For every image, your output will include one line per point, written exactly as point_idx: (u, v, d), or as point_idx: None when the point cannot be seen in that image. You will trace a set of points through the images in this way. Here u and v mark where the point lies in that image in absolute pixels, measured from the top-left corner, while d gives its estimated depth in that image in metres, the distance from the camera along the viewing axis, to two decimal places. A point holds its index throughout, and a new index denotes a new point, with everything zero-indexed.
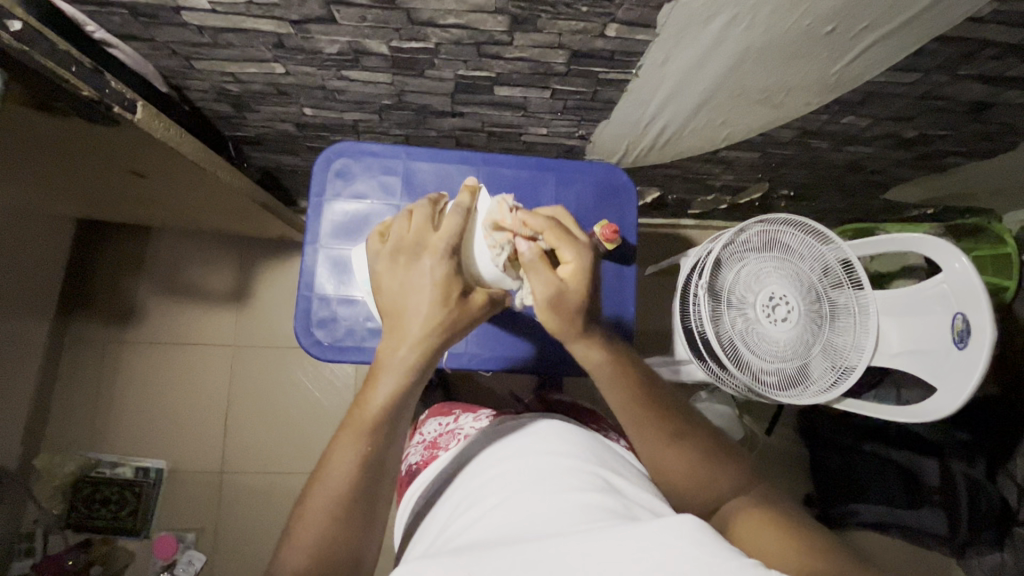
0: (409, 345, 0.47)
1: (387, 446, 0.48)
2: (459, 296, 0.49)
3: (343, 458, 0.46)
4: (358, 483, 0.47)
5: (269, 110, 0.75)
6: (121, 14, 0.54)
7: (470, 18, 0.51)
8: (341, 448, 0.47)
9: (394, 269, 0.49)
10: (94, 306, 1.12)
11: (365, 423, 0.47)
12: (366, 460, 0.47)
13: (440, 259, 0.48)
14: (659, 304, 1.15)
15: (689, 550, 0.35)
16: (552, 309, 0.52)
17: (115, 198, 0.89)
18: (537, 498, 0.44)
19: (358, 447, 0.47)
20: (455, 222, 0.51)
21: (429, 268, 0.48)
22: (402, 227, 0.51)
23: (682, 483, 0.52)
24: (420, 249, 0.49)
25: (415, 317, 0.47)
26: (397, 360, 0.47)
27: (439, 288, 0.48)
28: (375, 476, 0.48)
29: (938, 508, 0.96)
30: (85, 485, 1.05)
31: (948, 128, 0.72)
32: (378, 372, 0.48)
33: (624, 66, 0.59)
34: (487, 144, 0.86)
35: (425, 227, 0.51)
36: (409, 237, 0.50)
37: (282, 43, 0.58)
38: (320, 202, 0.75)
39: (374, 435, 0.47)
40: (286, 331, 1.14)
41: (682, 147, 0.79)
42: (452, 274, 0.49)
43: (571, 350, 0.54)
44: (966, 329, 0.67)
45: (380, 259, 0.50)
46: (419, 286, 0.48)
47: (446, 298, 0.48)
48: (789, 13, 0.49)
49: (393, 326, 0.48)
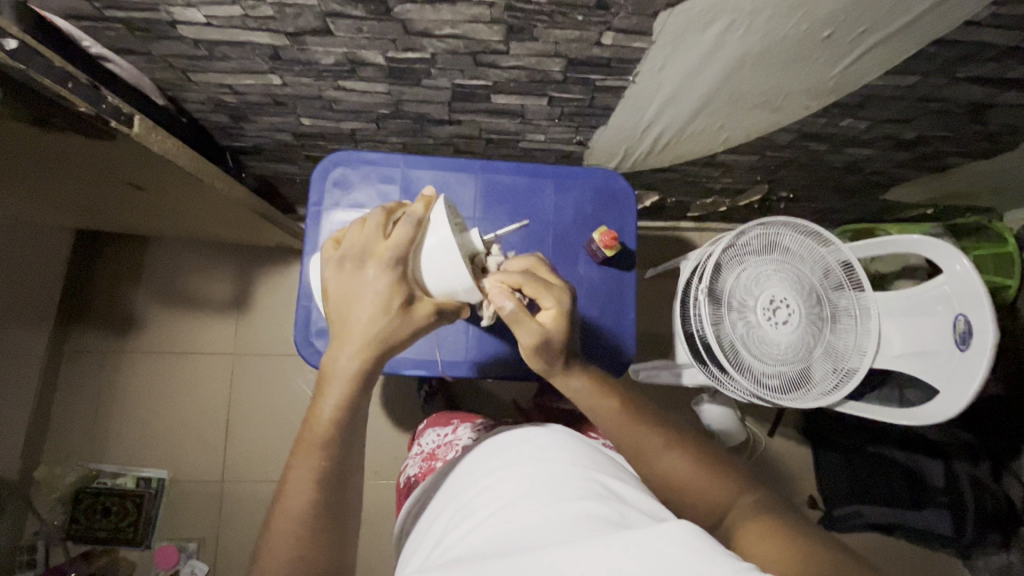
0: (349, 354, 0.47)
1: (344, 457, 0.47)
2: (401, 305, 0.48)
3: (301, 476, 0.46)
4: (320, 500, 0.45)
5: (267, 120, 0.75)
6: (117, 28, 0.55)
7: (466, 28, 0.51)
8: (296, 467, 0.46)
9: (339, 276, 0.48)
10: (92, 316, 1.12)
11: (314, 437, 0.46)
12: (322, 474, 0.46)
13: (384, 268, 0.47)
14: (660, 307, 1.15)
15: (680, 554, 0.35)
16: (537, 356, 0.54)
17: (112, 209, 0.89)
18: (520, 508, 0.44)
19: (313, 463, 0.46)
20: (405, 233, 0.48)
21: (372, 277, 0.47)
22: (354, 234, 0.49)
23: (675, 484, 0.50)
24: (365, 257, 0.48)
25: (355, 326, 0.47)
26: (340, 371, 0.47)
27: (381, 297, 0.47)
28: (337, 489, 0.47)
29: (943, 509, 0.95)
30: (86, 496, 1.05)
31: (947, 129, 0.72)
32: (325, 384, 0.48)
33: (621, 73, 0.59)
34: (486, 151, 0.86)
35: (375, 235, 0.49)
36: (357, 244, 0.48)
37: (278, 54, 0.58)
38: (318, 211, 0.75)
39: (328, 449, 0.46)
40: (286, 339, 1.14)
41: (682, 151, 0.79)
42: (395, 284, 0.47)
43: (552, 382, 0.56)
44: (968, 330, 0.67)
45: (329, 265, 0.49)
46: (361, 295, 0.47)
47: (387, 308, 0.47)
48: (786, 19, 0.49)
49: (337, 334, 0.48)
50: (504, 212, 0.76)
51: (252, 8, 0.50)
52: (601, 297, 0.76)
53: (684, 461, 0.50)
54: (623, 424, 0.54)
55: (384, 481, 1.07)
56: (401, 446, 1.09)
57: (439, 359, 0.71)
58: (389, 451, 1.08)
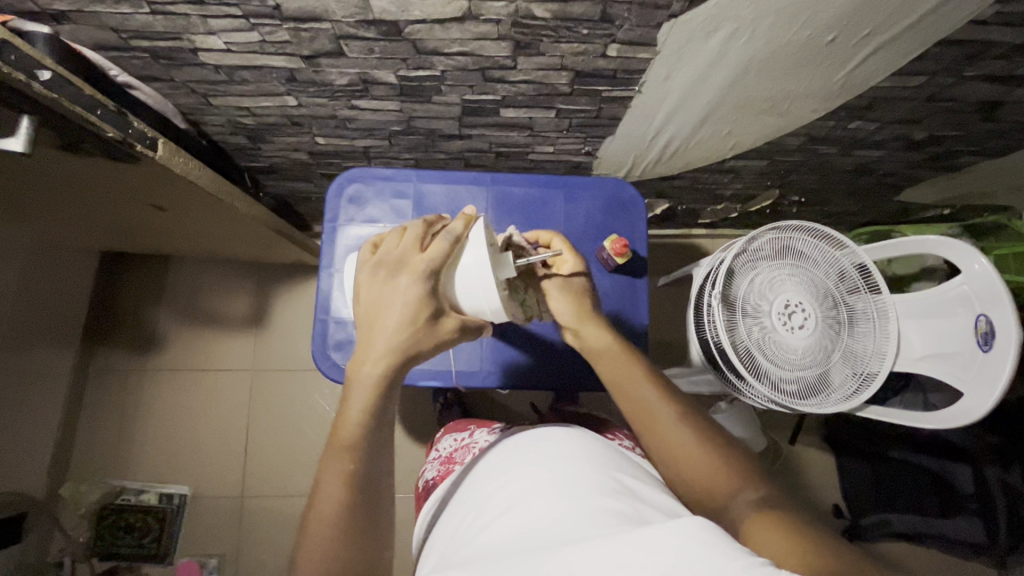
0: (374, 360, 0.48)
1: (371, 460, 0.48)
2: (429, 317, 0.49)
3: (331, 481, 0.46)
4: (353, 503, 0.46)
5: (283, 140, 0.78)
6: (142, 57, 0.57)
7: (474, 45, 0.53)
8: (328, 470, 0.46)
9: (371, 282, 0.50)
10: (116, 334, 1.14)
11: (343, 440, 0.47)
12: (353, 478, 0.46)
13: (417, 279, 0.48)
14: (673, 315, 1.15)
15: (693, 548, 0.34)
16: (563, 300, 0.63)
17: (135, 230, 0.92)
18: (534, 505, 0.45)
19: (343, 466, 0.46)
20: (442, 248, 0.49)
21: (404, 287, 0.49)
22: (392, 243, 0.51)
23: (677, 459, 0.51)
24: (401, 267, 0.49)
25: (381, 333, 0.48)
26: (366, 375, 0.48)
27: (410, 307, 0.48)
28: (367, 493, 0.47)
29: (974, 516, 0.92)
30: (110, 513, 1.06)
31: (959, 128, 0.71)
32: (350, 388, 0.49)
33: (627, 84, 0.60)
34: (495, 164, 0.87)
35: (412, 247, 0.50)
36: (394, 253, 0.50)
37: (294, 77, 0.60)
38: (334, 227, 0.76)
39: (357, 452, 0.47)
40: (303, 353, 1.15)
41: (690, 159, 0.79)
42: (426, 296, 0.49)
43: (580, 334, 0.61)
44: (990, 331, 0.66)
45: (364, 270, 0.51)
46: (392, 303, 0.48)
47: (414, 319, 0.48)
48: (789, 25, 0.50)
49: (364, 339, 0.49)
50: (515, 223, 0.77)
51: (269, 33, 0.52)
52: (614, 307, 0.76)
53: (686, 436, 0.51)
54: (637, 406, 0.54)
55: (402, 494, 1.07)
56: (417, 459, 1.09)
57: (452, 368, 0.72)
58: (407, 463, 1.09)
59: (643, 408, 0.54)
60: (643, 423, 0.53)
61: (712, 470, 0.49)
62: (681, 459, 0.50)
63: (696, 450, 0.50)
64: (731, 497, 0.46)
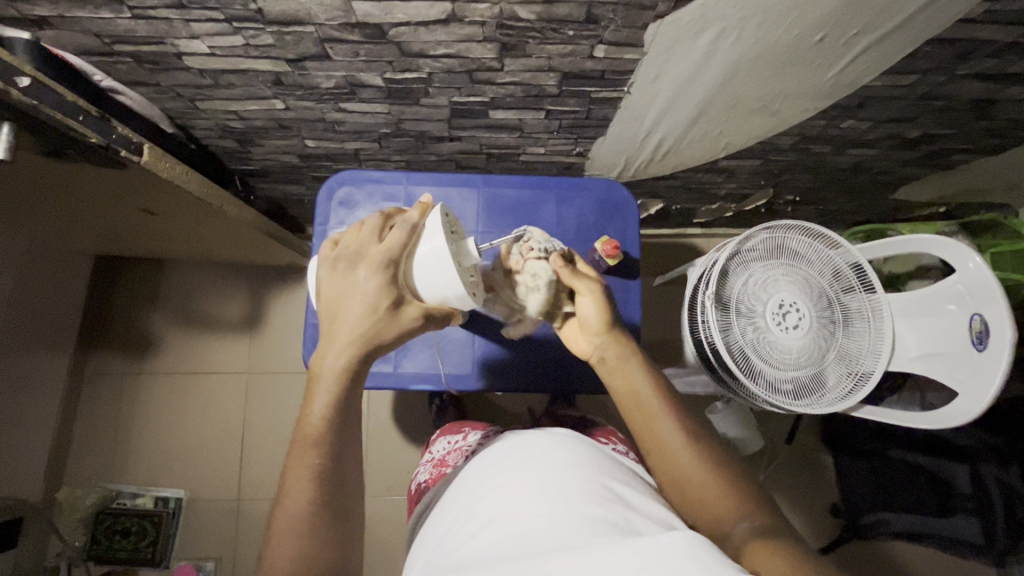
0: (336, 353, 0.47)
1: (339, 456, 0.47)
2: (389, 305, 0.48)
3: (297, 477, 0.45)
4: (321, 498, 0.45)
5: (273, 143, 0.77)
6: (127, 62, 0.57)
7: (459, 47, 0.52)
8: (294, 467, 0.46)
9: (332, 276, 0.49)
10: (110, 338, 1.14)
11: (309, 436, 0.47)
12: (320, 473, 0.46)
13: (375, 269, 0.48)
14: (669, 315, 1.14)
15: (682, 565, 0.34)
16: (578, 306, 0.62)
17: (127, 234, 0.91)
18: (523, 512, 0.44)
19: (310, 462, 0.46)
20: (400, 237, 0.50)
21: (363, 278, 0.48)
22: (350, 236, 0.51)
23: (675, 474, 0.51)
24: (359, 259, 0.49)
25: (343, 325, 0.47)
26: (328, 369, 0.47)
27: (369, 297, 0.48)
28: (336, 490, 0.46)
29: (972, 515, 0.92)
30: (106, 517, 1.06)
31: (952, 126, 0.71)
32: (314, 384, 0.48)
33: (616, 85, 0.59)
34: (487, 165, 0.87)
35: (370, 239, 0.50)
36: (352, 246, 0.50)
37: (280, 80, 0.59)
38: (325, 230, 0.76)
39: (323, 447, 0.46)
40: (298, 356, 1.15)
41: (683, 159, 0.79)
42: (385, 285, 0.48)
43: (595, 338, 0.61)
44: (984, 330, 0.65)
45: (324, 264, 0.50)
46: (351, 294, 0.48)
47: (375, 308, 0.48)
48: (776, 25, 0.49)
49: (327, 333, 0.49)
50: (506, 225, 0.77)
51: (253, 37, 0.51)
52: None
53: (689, 454, 0.51)
54: (646, 414, 0.55)
55: (397, 496, 1.07)
56: (413, 461, 1.08)
57: (443, 371, 0.71)
58: (402, 465, 1.09)
59: (650, 416, 0.54)
60: (649, 431, 0.54)
61: (710, 489, 0.49)
62: (680, 471, 0.51)
63: (697, 467, 0.50)
64: (731, 522, 0.46)
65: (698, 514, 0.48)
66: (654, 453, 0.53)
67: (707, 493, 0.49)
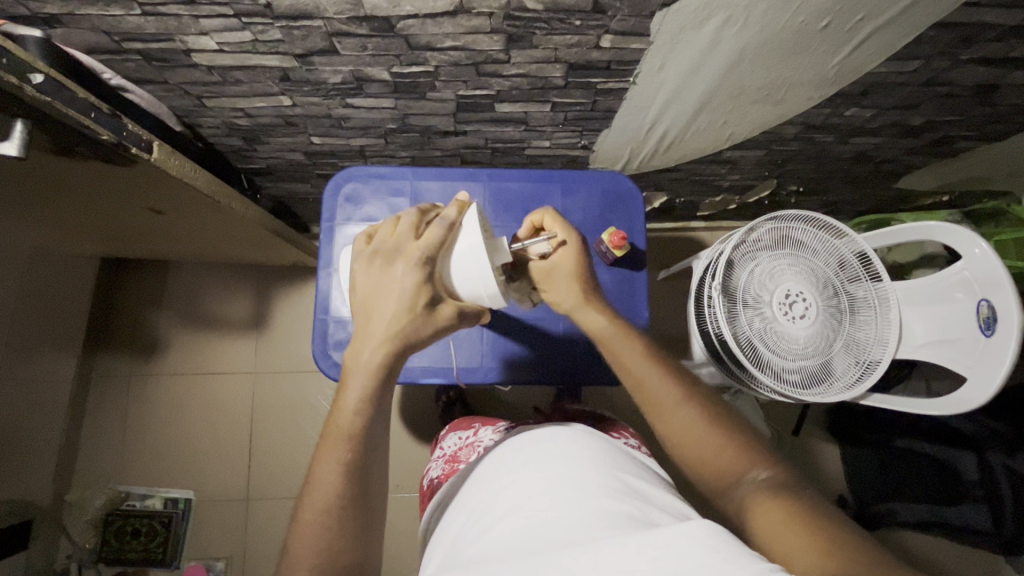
0: (372, 348, 0.48)
1: (368, 451, 0.47)
2: (426, 303, 0.49)
3: (327, 469, 0.46)
4: (348, 493, 0.46)
5: (279, 141, 0.78)
6: (136, 60, 0.58)
7: (466, 39, 0.53)
8: (323, 459, 0.47)
9: (368, 270, 0.50)
10: (117, 340, 1.15)
11: (340, 431, 0.47)
12: (349, 470, 0.46)
13: (412, 266, 0.48)
14: (674, 308, 1.15)
15: (694, 553, 0.34)
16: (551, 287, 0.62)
17: (134, 235, 0.92)
18: (552, 502, 0.44)
19: (339, 456, 0.46)
20: (437, 234, 0.49)
21: (401, 274, 0.48)
22: (387, 231, 0.51)
23: (676, 440, 0.52)
24: (396, 255, 0.49)
25: (380, 321, 0.48)
26: (363, 364, 0.48)
27: (407, 295, 0.48)
28: (363, 485, 0.47)
29: (980, 502, 0.91)
30: (115, 519, 1.06)
31: (955, 113, 0.71)
32: (348, 377, 0.48)
33: (621, 75, 0.60)
34: (493, 160, 0.87)
35: (407, 235, 0.50)
36: (390, 241, 0.50)
37: (287, 76, 0.60)
38: (332, 226, 0.76)
39: (353, 444, 0.47)
40: (305, 355, 1.16)
41: (687, 150, 0.79)
42: (422, 282, 0.49)
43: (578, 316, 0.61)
44: (992, 316, 0.65)
45: (360, 259, 0.51)
46: (389, 291, 0.48)
47: (412, 306, 0.48)
48: (782, 12, 0.49)
49: (361, 328, 0.49)
50: (512, 218, 0.77)
51: (261, 32, 0.52)
52: (614, 300, 0.76)
53: (695, 421, 0.52)
54: (648, 393, 0.54)
55: (407, 494, 1.07)
56: (420, 459, 1.09)
57: (453, 365, 0.72)
58: (411, 462, 1.09)
59: (647, 388, 0.55)
60: (649, 403, 0.54)
61: (720, 453, 0.50)
62: (687, 443, 0.51)
63: (706, 434, 0.51)
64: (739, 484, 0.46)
65: (704, 475, 0.50)
66: (662, 428, 0.53)
67: (720, 456, 0.49)
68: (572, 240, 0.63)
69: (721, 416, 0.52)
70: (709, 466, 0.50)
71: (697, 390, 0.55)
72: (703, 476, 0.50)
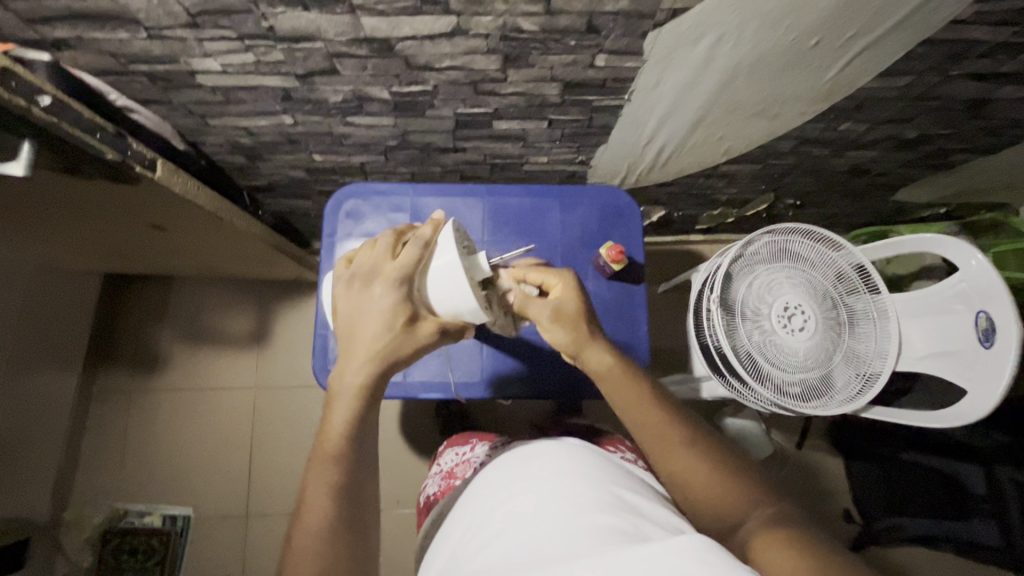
0: (354, 369, 0.48)
1: (358, 470, 0.48)
2: (405, 322, 0.50)
3: (317, 492, 0.46)
4: (339, 517, 0.45)
5: (281, 158, 0.79)
6: (141, 81, 0.59)
7: (464, 59, 0.54)
8: (313, 484, 0.46)
9: (348, 293, 0.51)
10: (118, 355, 1.15)
11: (328, 450, 0.47)
12: (339, 489, 0.46)
13: (390, 287, 0.49)
14: (673, 321, 1.15)
15: (685, 565, 0.34)
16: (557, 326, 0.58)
17: (137, 251, 0.93)
18: (540, 518, 0.44)
19: (328, 478, 0.46)
20: (413, 254, 0.50)
21: (379, 296, 0.49)
22: (364, 253, 0.52)
23: (682, 480, 0.50)
24: (373, 276, 0.50)
25: (360, 342, 0.49)
26: (346, 386, 0.49)
27: (386, 315, 0.49)
28: (355, 507, 0.47)
29: (988, 518, 0.90)
30: (113, 537, 1.06)
31: (948, 127, 0.72)
32: (333, 401, 0.49)
33: (617, 92, 0.61)
34: (491, 175, 0.88)
35: (383, 256, 0.51)
36: (367, 263, 0.51)
37: (289, 95, 0.61)
38: (332, 242, 0.77)
39: (340, 462, 0.47)
40: (306, 370, 1.16)
41: (683, 164, 0.80)
42: (400, 302, 0.49)
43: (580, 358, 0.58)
44: (991, 327, 0.65)
45: (340, 282, 0.52)
46: (368, 312, 0.49)
47: (391, 325, 0.49)
48: (772, 31, 0.50)
49: (344, 350, 0.50)
50: (510, 233, 0.78)
51: (264, 54, 0.53)
52: (613, 312, 0.76)
53: (698, 461, 0.50)
54: (650, 429, 0.53)
55: (406, 510, 1.07)
56: (420, 474, 1.08)
57: (452, 380, 0.72)
58: (410, 477, 1.08)
59: (649, 425, 0.53)
60: (651, 440, 0.52)
61: (723, 491, 0.48)
62: (689, 480, 0.49)
63: (709, 474, 0.49)
64: None
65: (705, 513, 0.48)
66: (660, 465, 0.51)
67: (722, 495, 0.48)
68: (563, 282, 0.60)
69: (723, 455, 0.51)
70: (715, 503, 0.48)
71: (696, 427, 0.53)
72: (707, 515, 0.48)
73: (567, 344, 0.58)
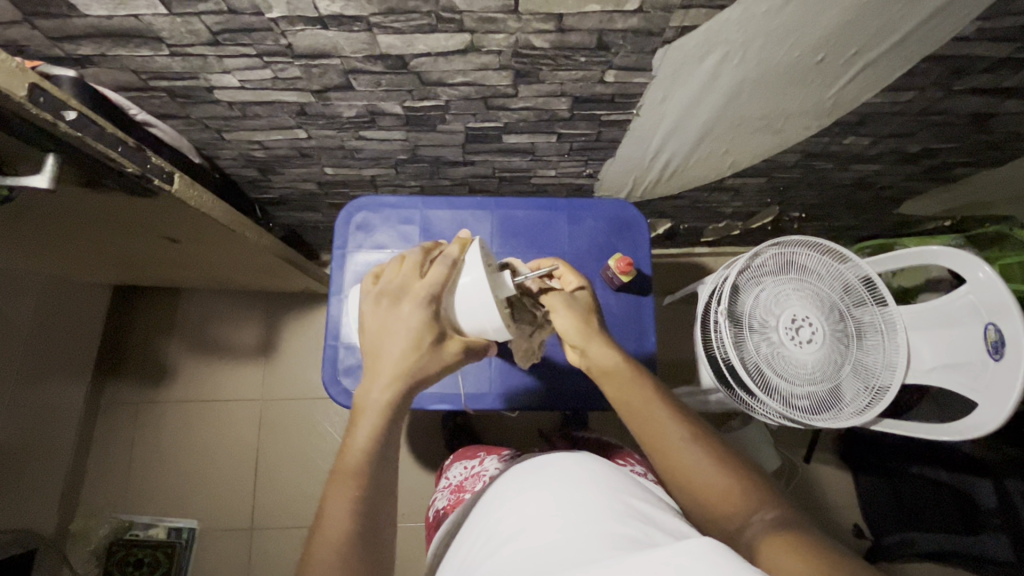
0: (381, 388, 0.48)
1: (379, 488, 0.47)
2: (433, 341, 0.50)
3: (337, 509, 0.45)
4: (356, 532, 0.45)
5: (293, 172, 0.80)
6: (161, 97, 0.60)
7: (476, 75, 0.55)
8: (332, 500, 0.46)
9: (375, 310, 0.51)
10: (127, 367, 1.15)
11: (349, 468, 0.47)
12: (359, 506, 0.46)
13: (419, 305, 0.50)
14: (679, 333, 1.15)
15: (699, 568, 0.33)
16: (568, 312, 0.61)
17: (150, 263, 0.94)
18: (553, 528, 0.44)
19: (348, 493, 0.46)
20: (441, 273, 0.51)
21: (408, 314, 0.50)
22: (392, 271, 0.52)
23: (683, 476, 0.50)
24: (403, 294, 0.51)
25: (388, 361, 0.49)
26: (373, 404, 0.48)
27: (414, 333, 0.49)
28: (372, 523, 0.46)
29: (1001, 531, 0.85)
30: (118, 549, 1.05)
31: (952, 140, 0.73)
32: (357, 417, 0.49)
33: (625, 108, 0.62)
34: (499, 188, 0.89)
35: (412, 275, 0.52)
36: (395, 281, 0.51)
37: (304, 110, 0.62)
38: (343, 254, 0.78)
39: (361, 479, 0.46)
40: (313, 381, 1.16)
41: (689, 178, 0.81)
42: (429, 320, 0.50)
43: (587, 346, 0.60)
44: (1000, 340, 0.65)
45: (368, 299, 0.52)
46: (397, 330, 0.49)
47: (419, 344, 0.49)
48: (779, 47, 0.51)
49: (370, 369, 0.50)
50: (519, 245, 0.78)
51: (281, 70, 0.54)
52: (622, 325, 0.77)
53: (700, 457, 0.50)
54: (657, 432, 0.53)
55: (412, 523, 1.06)
56: (426, 487, 1.08)
57: (461, 391, 0.72)
58: (416, 490, 1.08)
59: (654, 424, 0.54)
60: (653, 440, 0.53)
61: (726, 492, 0.48)
62: (692, 480, 0.50)
63: (711, 473, 0.49)
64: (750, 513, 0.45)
65: (706, 512, 0.48)
66: (663, 464, 0.52)
67: (726, 496, 0.48)
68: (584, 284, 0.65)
69: (727, 455, 0.51)
70: (718, 500, 0.48)
71: (701, 429, 0.53)
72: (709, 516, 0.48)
73: (574, 331, 0.60)
